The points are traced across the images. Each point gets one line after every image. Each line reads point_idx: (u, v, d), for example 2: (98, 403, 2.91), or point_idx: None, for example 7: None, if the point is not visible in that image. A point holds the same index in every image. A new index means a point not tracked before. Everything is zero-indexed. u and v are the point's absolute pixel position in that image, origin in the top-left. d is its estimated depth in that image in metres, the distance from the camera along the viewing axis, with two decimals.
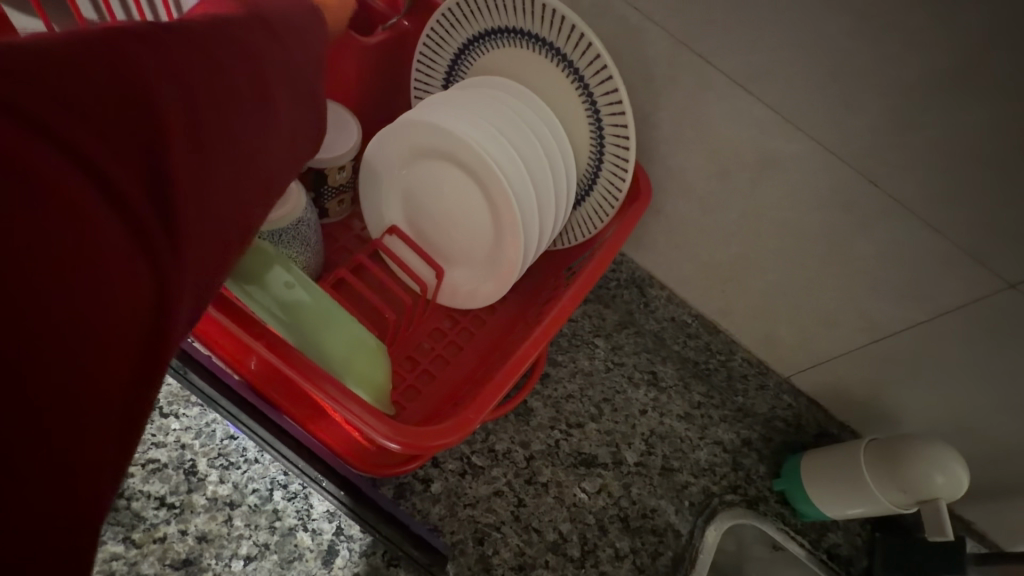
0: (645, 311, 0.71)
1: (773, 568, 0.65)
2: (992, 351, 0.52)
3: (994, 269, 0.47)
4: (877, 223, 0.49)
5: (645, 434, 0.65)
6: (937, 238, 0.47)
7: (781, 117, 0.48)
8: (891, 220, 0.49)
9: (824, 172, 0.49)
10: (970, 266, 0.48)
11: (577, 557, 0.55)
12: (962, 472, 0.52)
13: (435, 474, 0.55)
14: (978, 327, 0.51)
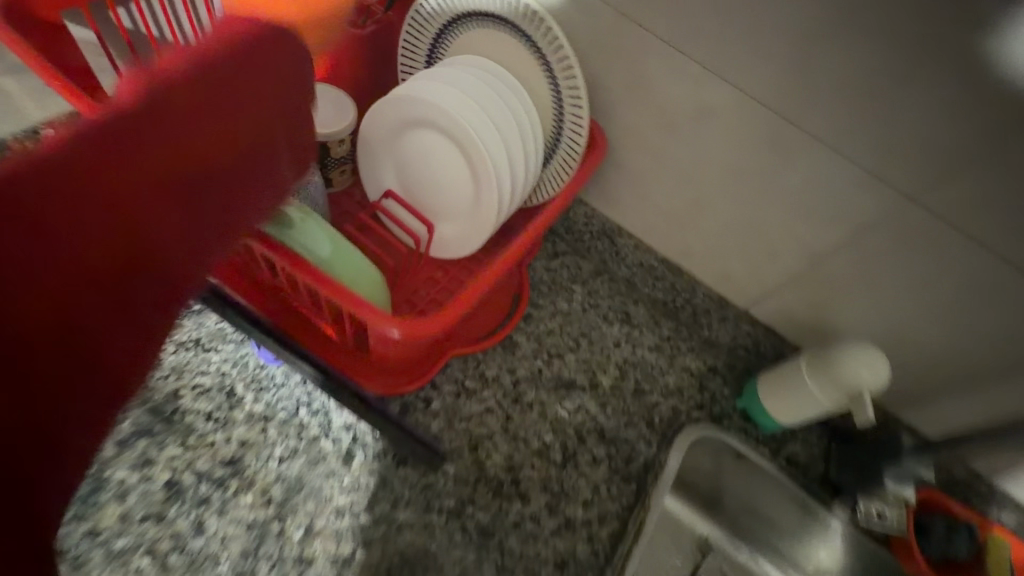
0: (617, 259, 0.80)
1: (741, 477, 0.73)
2: (911, 265, 0.59)
3: (898, 187, 0.54)
4: (798, 155, 0.58)
5: (619, 363, 0.74)
6: (848, 163, 0.56)
7: (709, 70, 0.57)
8: (809, 151, 0.57)
9: (750, 114, 0.58)
10: (879, 186, 0.55)
11: (560, 460, 0.64)
12: (884, 367, 0.58)
13: (434, 394, 0.64)
14: (895, 243, 0.58)
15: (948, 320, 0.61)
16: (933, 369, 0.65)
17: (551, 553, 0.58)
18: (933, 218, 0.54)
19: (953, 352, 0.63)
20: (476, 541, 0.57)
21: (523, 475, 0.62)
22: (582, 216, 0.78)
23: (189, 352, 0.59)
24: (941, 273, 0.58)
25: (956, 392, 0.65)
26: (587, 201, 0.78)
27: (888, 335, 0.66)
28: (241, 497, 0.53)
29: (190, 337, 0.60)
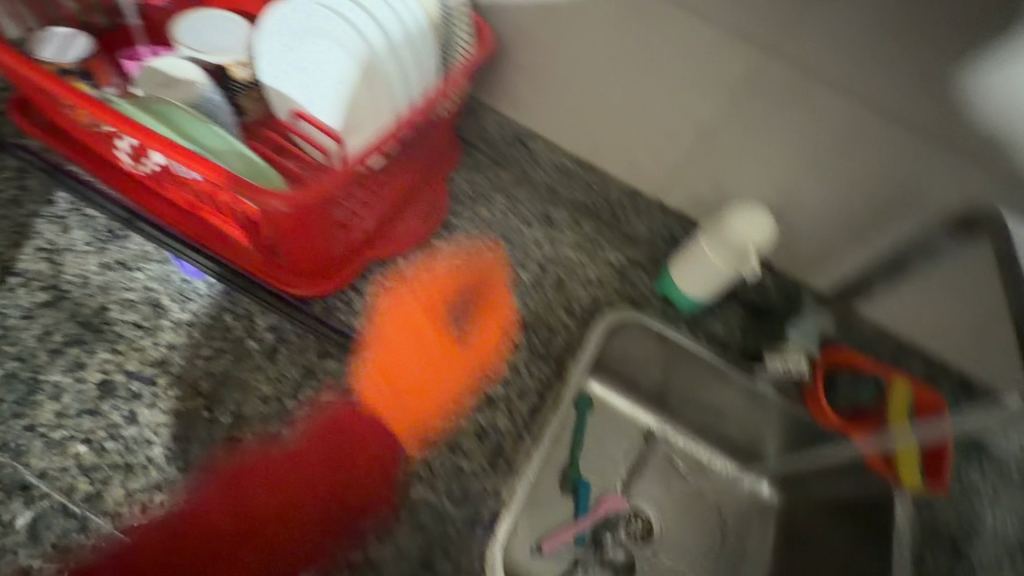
0: (534, 163, 0.82)
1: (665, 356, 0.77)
2: (784, 122, 0.62)
3: (755, 41, 0.57)
4: (667, 23, 0.60)
5: (540, 260, 0.79)
6: (709, 26, 0.58)
7: None
8: (675, 17, 0.59)
9: None
10: (740, 44, 0.58)
11: (480, 346, 0.69)
12: (766, 220, 0.63)
13: (356, 296, 0.68)
14: (767, 101, 0.61)
15: (829, 170, 0.64)
16: (822, 228, 0.69)
17: (472, 425, 0.63)
18: (791, 69, 0.58)
19: (837, 206, 0.66)
20: (399, 418, 0.61)
21: (445, 361, 0.66)
22: (495, 124, 0.81)
23: (114, 273, 0.62)
24: (810, 125, 0.61)
25: (846, 247, 0.70)
26: (496, 110, 0.80)
27: (779, 201, 0.69)
28: (172, 391, 0.57)
29: (113, 258, 0.63)
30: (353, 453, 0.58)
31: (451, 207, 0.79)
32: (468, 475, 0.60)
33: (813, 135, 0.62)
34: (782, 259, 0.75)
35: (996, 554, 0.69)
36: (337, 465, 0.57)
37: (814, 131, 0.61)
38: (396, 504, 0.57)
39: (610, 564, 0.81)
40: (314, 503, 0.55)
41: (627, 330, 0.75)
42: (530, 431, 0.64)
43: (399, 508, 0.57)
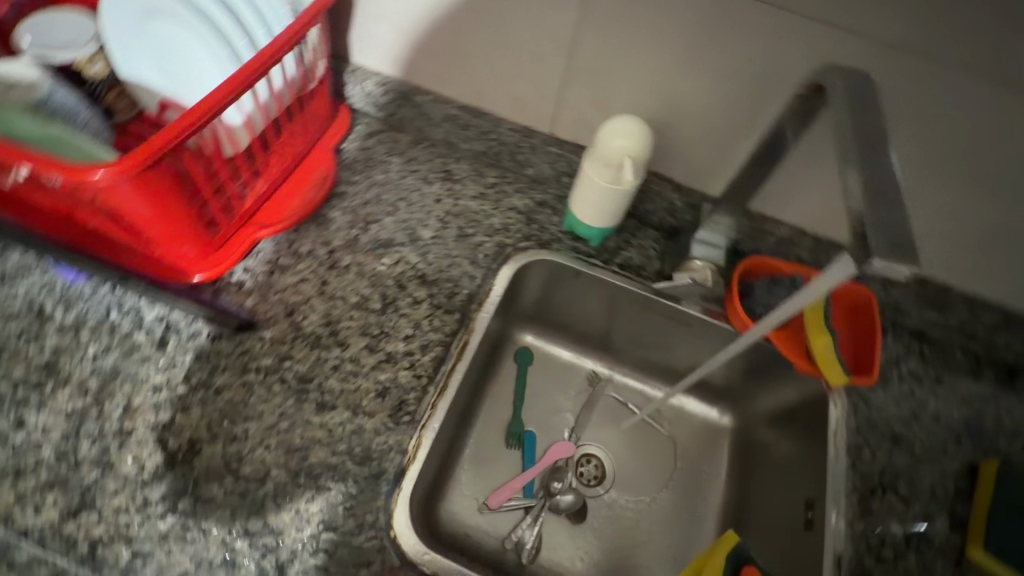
0: (426, 120, 0.81)
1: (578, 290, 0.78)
2: (634, 22, 0.60)
3: None
4: None
5: (441, 215, 0.77)
6: None
7: None
8: None
9: None
10: None
11: (379, 307, 0.68)
12: (633, 129, 0.61)
13: (247, 277, 0.68)
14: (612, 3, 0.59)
15: (694, 66, 0.61)
16: (711, 129, 0.66)
17: (372, 385, 0.62)
18: None
19: (713, 106, 0.64)
20: (295, 388, 0.61)
21: (342, 326, 0.66)
22: (376, 84, 0.79)
23: None
24: (660, 22, 0.59)
25: (737, 146, 0.67)
26: (371, 67, 0.78)
27: (662, 109, 0.66)
28: (58, 392, 0.58)
29: None
30: (248, 428, 0.58)
31: (342, 177, 0.78)
32: (368, 433, 0.59)
33: (666, 30, 0.59)
34: (684, 173, 0.72)
35: (931, 437, 0.68)
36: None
37: (665, 26, 0.59)
38: (295, 470, 0.56)
39: (563, 509, 0.79)
40: (209, 480, 0.55)
41: (534, 269, 0.76)
42: (433, 383, 0.64)
43: (298, 474, 0.56)
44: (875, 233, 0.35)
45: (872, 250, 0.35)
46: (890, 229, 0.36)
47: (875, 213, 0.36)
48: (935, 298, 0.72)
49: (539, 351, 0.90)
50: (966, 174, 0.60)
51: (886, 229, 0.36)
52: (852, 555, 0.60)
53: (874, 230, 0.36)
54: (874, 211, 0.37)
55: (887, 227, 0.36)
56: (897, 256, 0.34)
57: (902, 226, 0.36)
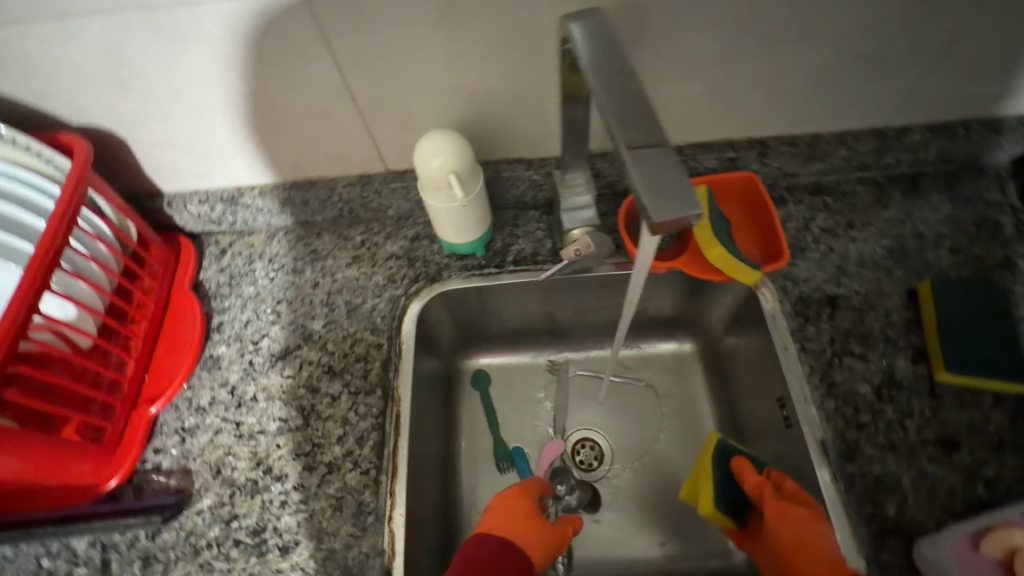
0: (268, 214, 0.77)
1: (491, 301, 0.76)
2: (385, 43, 0.56)
3: None
4: (206, 30, 0.54)
5: (324, 298, 0.73)
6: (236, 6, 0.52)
7: (57, 26, 0.53)
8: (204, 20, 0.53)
9: (138, 31, 0.54)
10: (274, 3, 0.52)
11: (302, 422, 0.65)
12: (443, 139, 0.58)
13: (161, 457, 0.65)
14: (353, 35, 0.55)
15: (467, 54, 0.58)
16: (523, 101, 0.63)
17: (325, 502, 0.60)
18: None
19: (508, 81, 0.61)
20: (253, 544, 0.58)
21: (273, 459, 0.63)
22: (198, 203, 0.74)
23: None
24: (409, 30, 0.55)
25: (553, 106, 0.64)
26: (185, 188, 0.74)
27: (467, 105, 0.63)
28: None
29: None
30: None
31: (213, 308, 0.74)
32: (341, 551, 0.57)
33: (420, 36, 0.56)
34: (523, 148, 0.70)
35: (864, 283, 0.67)
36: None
37: (416, 31, 0.55)
38: None
39: (575, 506, 0.76)
40: None
41: (436, 305, 0.73)
42: (383, 470, 0.61)
43: None
44: (646, 186, 0.38)
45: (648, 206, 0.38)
46: (655, 183, 0.38)
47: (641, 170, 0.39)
48: (811, 150, 0.71)
49: (496, 367, 0.85)
50: (767, 35, 0.58)
51: (655, 179, 0.39)
52: (835, 435, 0.59)
53: (643, 183, 0.39)
54: (640, 165, 0.39)
55: (654, 178, 0.39)
56: (670, 201, 0.38)
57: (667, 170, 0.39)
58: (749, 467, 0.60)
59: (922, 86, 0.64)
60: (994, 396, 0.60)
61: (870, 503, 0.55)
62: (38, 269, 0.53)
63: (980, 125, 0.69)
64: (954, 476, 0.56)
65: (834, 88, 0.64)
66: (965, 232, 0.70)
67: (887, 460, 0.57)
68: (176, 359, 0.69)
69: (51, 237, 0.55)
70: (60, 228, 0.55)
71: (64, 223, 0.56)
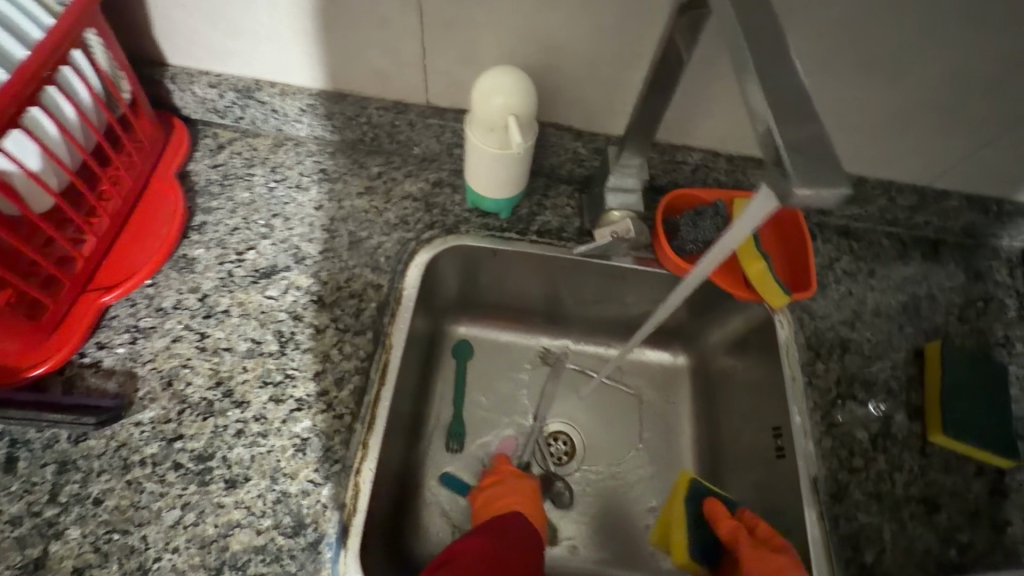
0: (282, 118, 0.69)
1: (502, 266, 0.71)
2: None
3: None
4: None
5: (326, 224, 0.66)
6: None
7: None
8: None
9: None
10: None
11: (277, 349, 0.58)
12: (506, 78, 0.53)
13: (103, 354, 0.56)
14: None
15: None
16: (597, 64, 0.59)
17: (288, 441, 0.53)
18: None
19: (589, 38, 0.57)
20: (195, 471, 0.51)
21: (236, 382, 0.56)
22: (207, 84, 0.66)
23: None
24: None
25: (625, 78, 0.60)
26: (195, 65, 0.65)
27: (538, 52, 0.59)
28: None
29: None
30: (145, 534, 0.48)
31: (198, 205, 0.66)
32: (296, 497, 0.51)
33: None
34: (578, 116, 0.66)
35: (876, 333, 0.67)
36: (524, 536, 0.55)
37: None
38: (217, 566, 0.48)
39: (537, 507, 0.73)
40: None
41: (445, 259, 0.68)
42: (359, 419, 0.55)
43: (222, 569, 0.48)
44: (793, 152, 0.32)
45: (793, 177, 0.31)
46: (807, 149, 0.32)
47: (791, 129, 0.33)
48: (854, 192, 0.70)
49: (481, 342, 0.81)
50: (863, 61, 0.57)
51: (805, 148, 0.33)
52: (828, 475, 0.58)
53: (791, 149, 0.32)
54: (789, 127, 0.33)
55: (806, 144, 0.33)
56: (818, 173, 0.31)
57: (818, 135, 0.33)
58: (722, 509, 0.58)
59: (979, 154, 0.65)
60: (978, 466, 0.61)
61: (851, 548, 0.55)
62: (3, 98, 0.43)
63: (1012, 207, 0.71)
64: (931, 535, 0.56)
65: (899, 135, 0.64)
66: (974, 306, 0.71)
67: (873, 509, 0.57)
68: (144, 248, 0.60)
69: (31, 70, 0.46)
70: (42, 61, 0.46)
71: (47, 59, 0.47)
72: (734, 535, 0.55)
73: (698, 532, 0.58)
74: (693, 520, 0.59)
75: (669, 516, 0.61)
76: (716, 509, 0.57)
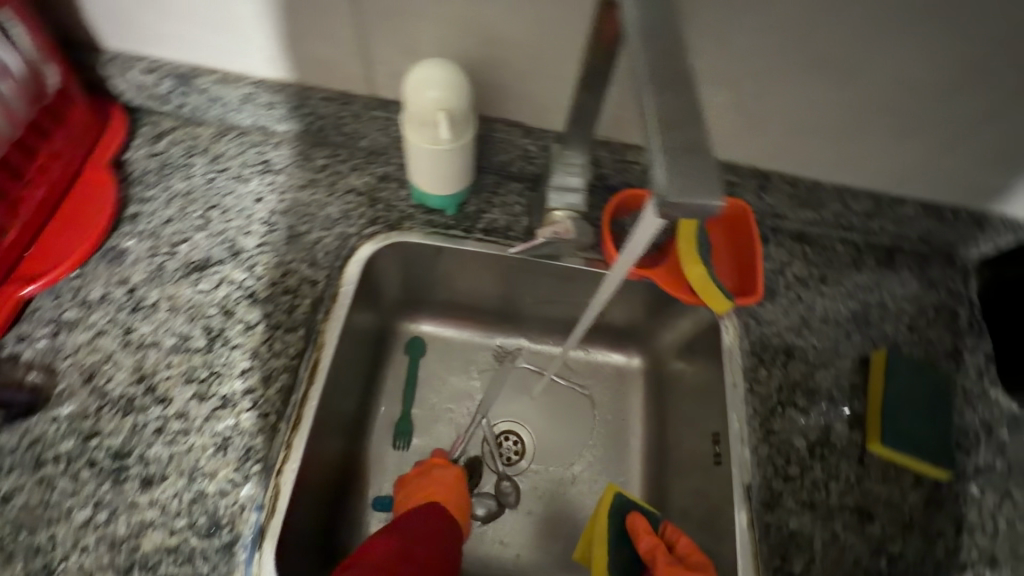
0: (224, 107, 0.67)
1: (448, 264, 0.70)
2: None
3: None
4: None
5: (265, 217, 0.64)
6: None
7: None
8: None
9: None
10: None
11: (204, 345, 0.56)
12: (438, 72, 0.52)
13: (24, 346, 0.55)
14: None
15: None
16: (539, 59, 0.58)
17: (209, 439, 0.52)
18: None
19: (528, 32, 0.55)
20: (110, 468, 0.50)
21: (160, 378, 0.54)
22: (144, 70, 0.64)
23: None
24: None
25: (569, 74, 0.59)
26: (132, 50, 0.63)
27: (478, 45, 0.57)
28: None
29: None
30: (54, 532, 0.47)
31: (132, 195, 0.64)
32: (212, 497, 0.50)
33: None
34: (525, 112, 0.64)
35: (823, 340, 0.66)
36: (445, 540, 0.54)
37: None
38: (125, 566, 0.47)
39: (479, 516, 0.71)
40: None
41: (388, 255, 0.67)
42: (284, 418, 0.54)
43: (130, 569, 0.47)
44: (669, 159, 0.32)
45: (664, 185, 0.31)
46: (690, 152, 0.32)
47: (675, 133, 0.32)
48: (807, 196, 0.69)
49: (434, 339, 0.79)
50: (807, 63, 0.55)
51: (684, 155, 0.32)
52: (762, 482, 0.58)
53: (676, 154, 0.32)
54: (676, 132, 0.33)
55: (689, 148, 0.32)
56: (696, 178, 0.31)
57: (705, 140, 0.33)
58: (645, 526, 0.56)
59: (930, 161, 0.64)
60: (915, 476, 0.60)
61: (779, 557, 0.54)
62: None
63: (968, 215, 0.69)
64: (862, 545, 0.56)
65: (850, 139, 0.63)
66: (925, 314, 0.70)
67: (805, 518, 0.56)
68: (73, 239, 0.59)
69: None
70: None
71: None
72: (656, 550, 0.54)
73: (620, 548, 0.57)
74: (616, 536, 0.57)
75: (590, 532, 0.58)
76: (639, 524, 0.56)
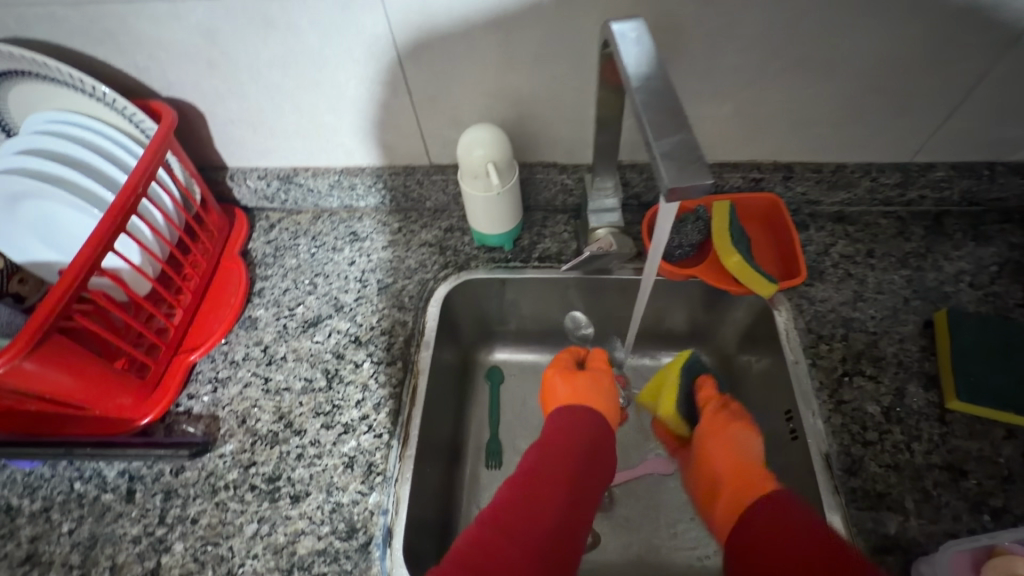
0: (318, 196, 0.83)
1: (511, 294, 0.80)
2: (444, 46, 0.62)
3: None
4: (287, 27, 0.61)
5: (358, 275, 0.78)
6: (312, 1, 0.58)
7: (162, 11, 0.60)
8: (285, 16, 0.60)
9: (229, 20, 0.61)
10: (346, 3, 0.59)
11: (324, 384, 0.69)
12: (485, 133, 0.63)
13: (193, 403, 0.69)
14: (415, 33, 0.61)
15: (515, 61, 0.63)
16: (563, 109, 0.69)
17: (338, 459, 0.63)
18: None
19: (550, 89, 0.66)
20: (266, 490, 0.62)
21: (295, 415, 0.67)
22: (259, 178, 0.81)
23: None
24: (466, 37, 0.61)
25: (591, 117, 0.69)
26: (247, 165, 0.81)
27: (512, 109, 0.69)
28: None
29: None
30: (232, 544, 0.59)
31: (257, 275, 0.80)
32: (347, 507, 0.60)
33: (476, 43, 0.62)
34: (559, 154, 0.75)
35: (880, 310, 0.68)
36: (572, 513, 0.56)
37: (473, 38, 0.62)
38: (287, 567, 0.57)
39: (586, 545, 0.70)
40: None
41: (462, 293, 0.77)
42: (395, 437, 0.64)
43: (292, 569, 0.57)
44: (662, 161, 0.39)
45: (668, 180, 0.39)
46: (680, 155, 0.40)
47: (670, 142, 0.40)
48: (834, 178, 0.73)
49: (512, 364, 0.86)
50: (801, 62, 0.61)
51: (683, 157, 0.40)
52: (840, 450, 0.59)
53: (667, 160, 0.39)
54: (670, 142, 0.40)
55: (683, 153, 0.40)
56: (686, 171, 0.39)
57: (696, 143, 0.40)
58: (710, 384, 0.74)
59: (947, 123, 0.67)
60: (1005, 430, 0.60)
61: (871, 521, 0.55)
62: (118, 214, 0.58)
63: (1007, 168, 0.70)
64: (959, 502, 0.56)
65: (863, 121, 0.67)
66: (987, 271, 0.71)
67: (891, 480, 0.57)
68: (218, 314, 0.74)
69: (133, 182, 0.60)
70: (140, 178, 0.61)
71: (146, 176, 0.62)
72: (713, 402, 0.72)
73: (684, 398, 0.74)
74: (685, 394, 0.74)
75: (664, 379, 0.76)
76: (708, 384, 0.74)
